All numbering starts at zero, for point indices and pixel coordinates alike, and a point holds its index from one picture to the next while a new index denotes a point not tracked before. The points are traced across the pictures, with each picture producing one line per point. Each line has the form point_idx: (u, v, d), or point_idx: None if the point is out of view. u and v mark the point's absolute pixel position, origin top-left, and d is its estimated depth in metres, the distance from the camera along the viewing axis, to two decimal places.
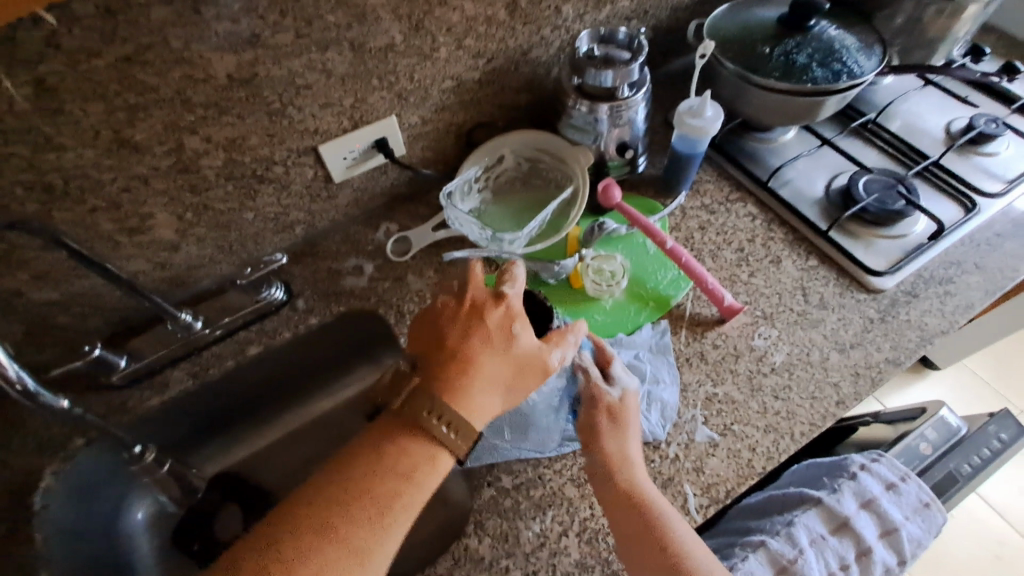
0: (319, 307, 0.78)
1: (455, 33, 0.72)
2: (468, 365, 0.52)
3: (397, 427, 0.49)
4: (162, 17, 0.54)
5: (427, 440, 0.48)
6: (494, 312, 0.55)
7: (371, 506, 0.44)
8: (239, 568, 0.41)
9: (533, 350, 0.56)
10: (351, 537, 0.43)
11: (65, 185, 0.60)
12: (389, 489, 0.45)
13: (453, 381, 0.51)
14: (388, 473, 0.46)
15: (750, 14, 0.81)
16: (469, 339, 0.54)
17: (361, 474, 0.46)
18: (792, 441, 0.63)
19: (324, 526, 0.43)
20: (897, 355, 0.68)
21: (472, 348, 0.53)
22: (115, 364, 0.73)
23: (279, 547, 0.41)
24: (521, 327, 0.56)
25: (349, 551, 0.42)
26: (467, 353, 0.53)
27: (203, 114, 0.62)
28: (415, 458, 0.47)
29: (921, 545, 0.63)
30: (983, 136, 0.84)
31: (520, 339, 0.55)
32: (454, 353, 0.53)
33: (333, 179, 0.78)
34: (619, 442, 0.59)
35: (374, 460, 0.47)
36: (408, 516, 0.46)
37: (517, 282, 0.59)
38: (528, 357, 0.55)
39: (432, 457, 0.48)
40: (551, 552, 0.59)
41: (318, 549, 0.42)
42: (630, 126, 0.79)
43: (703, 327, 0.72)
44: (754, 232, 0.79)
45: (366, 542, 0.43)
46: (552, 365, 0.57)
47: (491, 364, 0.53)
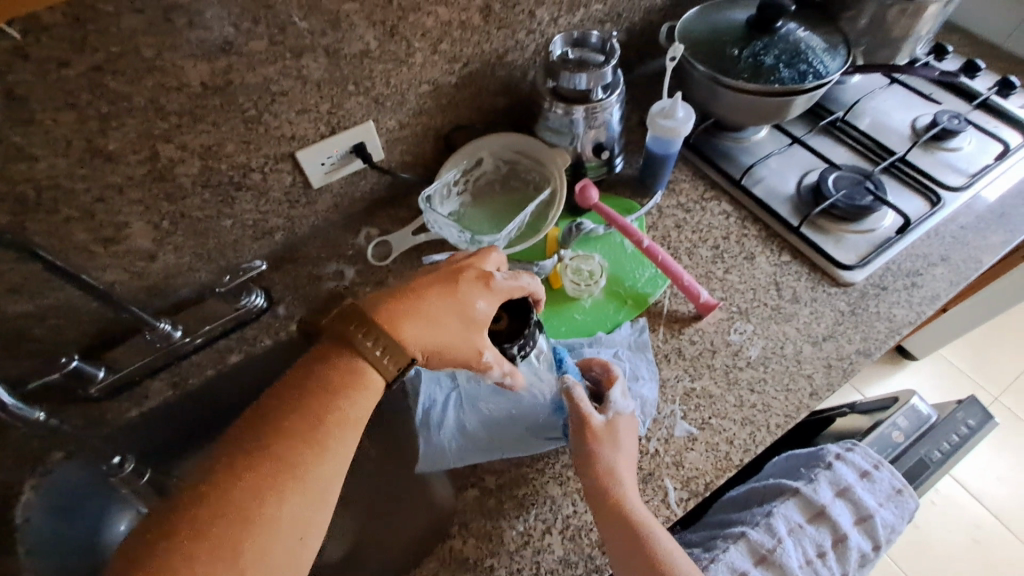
0: (301, 313, 0.79)
1: (430, 38, 0.72)
2: (422, 302, 0.54)
3: (333, 351, 0.51)
4: (133, 25, 0.53)
5: (359, 361, 0.50)
6: (473, 280, 0.57)
7: (306, 424, 0.46)
8: (187, 480, 0.43)
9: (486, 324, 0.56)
10: (287, 456, 0.44)
11: (37, 196, 0.60)
12: (318, 403, 0.47)
13: (400, 309, 0.53)
14: (321, 392, 0.48)
15: (720, 16, 0.83)
16: (438, 287, 0.56)
17: (294, 402, 0.47)
18: (767, 433, 0.65)
19: (259, 453, 0.44)
20: (868, 346, 0.70)
21: (435, 293, 0.55)
22: (93, 376, 0.72)
23: (218, 482, 0.43)
24: (486, 303, 0.57)
25: (279, 459, 0.44)
26: (430, 296, 0.55)
27: (177, 121, 0.62)
28: (346, 377, 0.49)
29: (895, 531, 0.65)
30: (947, 132, 0.87)
31: (480, 307, 0.56)
32: (418, 291, 0.55)
33: (311, 185, 0.78)
34: (610, 462, 0.58)
35: (306, 388, 0.48)
36: (346, 431, 0.48)
37: (513, 277, 0.60)
38: (478, 326, 0.56)
39: (364, 380, 0.50)
40: (535, 550, 0.59)
41: (256, 473, 0.43)
42: (605, 127, 0.81)
43: (680, 324, 0.73)
44: (729, 229, 0.81)
45: (296, 453, 0.45)
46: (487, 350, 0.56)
47: (443, 311, 0.54)
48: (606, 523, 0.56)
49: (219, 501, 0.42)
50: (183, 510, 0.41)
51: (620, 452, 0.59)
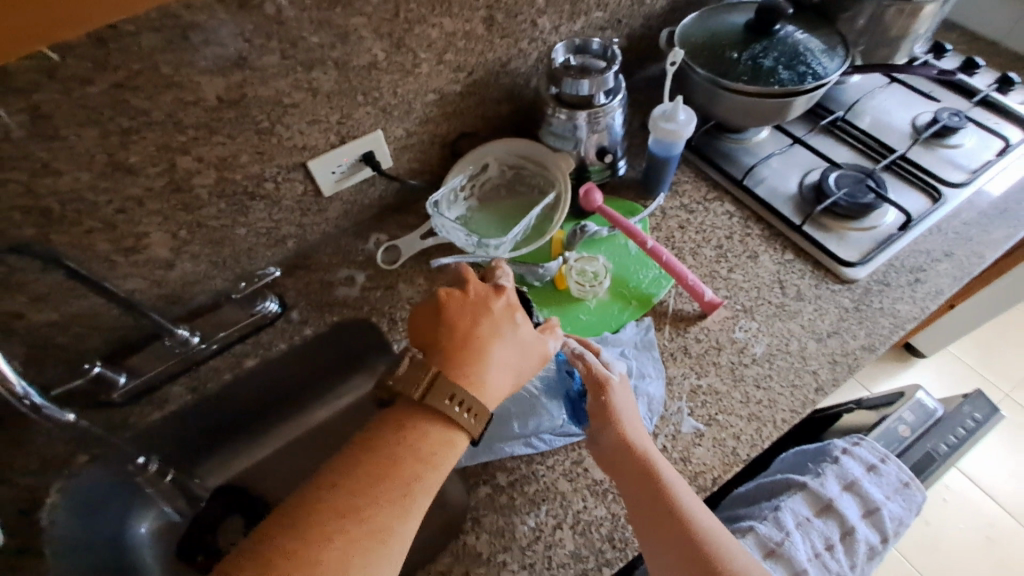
0: (314, 317, 0.81)
1: (435, 48, 0.75)
2: (482, 351, 0.53)
3: (415, 409, 0.49)
4: (152, 44, 0.56)
5: (447, 423, 0.49)
6: (500, 305, 0.57)
7: (397, 486, 0.45)
8: (271, 540, 0.40)
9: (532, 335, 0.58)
10: (377, 520, 0.43)
11: (61, 209, 0.62)
12: (411, 471, 0.45)
13: (469, 366, 0.52)
14: (408, 454, 0.46)
15: (718, 20, 0.85)
16: (481, 329, 0.55)
17: (381, 462, 0.45)
18: (774, 428, 0.66)
19: (351, 514, 0.42)
20: (872, 342, 0.71)
21: (484, 337, 0.54)
22: (115, 381, 0.75)
23: (307, 537, 0.40)
24: (522, 318, 0.58)
25: (373, 528, 0.42)
26: (482, 341, 0.54)
27: (194, 135, 0.65)
28: (431, 438, 0.48)
29: (903, 523, 0.66)
30: (947, 128, 0.88)
31: (521, 324, 0.57)
32: (469, 342, 0.53)
33: (322, 193, 0.80)
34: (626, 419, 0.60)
35: (392, 447, 0.46)
36: (430, 494, 0.46)
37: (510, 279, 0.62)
38: (529, 340, 0.57)
39: (449, 438, 0.49)
40: (546, 544, 0.60)
41: (345, 536, 0.41)
42: (608, 131, 0.82)
43: (685, 322, 0.74)
44: (732, 229, 0.82)
45: (389, 521, 0.43)
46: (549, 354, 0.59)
47: (502, 354, 0.54)
48: (629, 487, 0.57)
49: (306, 563, 0.39)
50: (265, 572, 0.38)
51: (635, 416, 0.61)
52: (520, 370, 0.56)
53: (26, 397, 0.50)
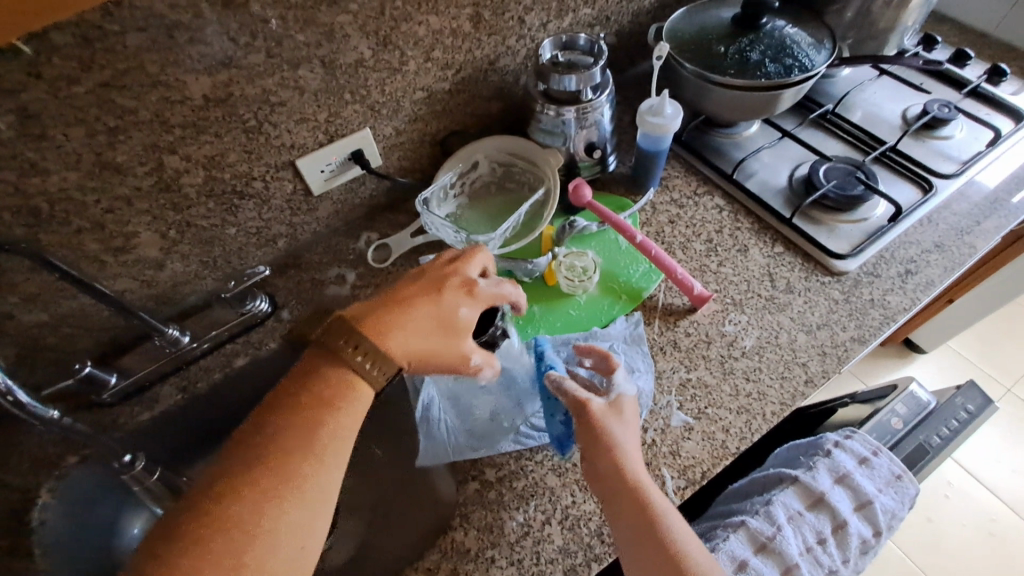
0: (304, 316, 0.81)
1: (422, 46, 0.75)
2: (414, 313, 0.56)
3: (324, 364, 0.52)
4: (137, 43, 0.56)
5: (347, 370, 0.51)
6: (456, 290, 0.59)
7: (305, 438, 0.47)
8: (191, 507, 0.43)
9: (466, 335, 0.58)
10: (287, 473, 0.45)
11: (50, 209, 0.62)
12: (319, 421, 0.48)
13: (395, 320, 0.55)
14: (319, 410, 0.49)
15: (706, 15, 0.85)
16: (427, 298, 0.57)
17: (288, 418, 0.48)
18: (763, 421, 0.65)
19: (260, 468, 0.45)
20: (863, 334, 0.70)
21: (425, 304, 0.56)
22: (105, 381, 0.74)
23: (220, 493, 0.43)
24: (469, 310, 0.59)
25: (284, 477, 0.45)
26: (422, 306, 0.56)
27: (181, 134, 0.65)
28: (339, 390, 0.50)
29: (896, 516, 0.65)
30: (937, 120, 0.88)
31: (464, 318, 0.58)
32: (410, 303, 0.56)
33: (312, 192, 0.80)
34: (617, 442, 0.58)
35: (301, 403, 0.49)
36: (343, 442, 0.49)
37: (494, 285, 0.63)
38: (460, 335, 0.58)
39: (347, 385, 0.51)
40: (535, 540, 0.60)
41: (259, 486, 0.44)
42: (596, 127, 0.82)
43: (675, 316, 0.74)
44: (722, 223, 0.82)
45: (300, 470, 0.46)
46: (467, 361, 0.58)
47: (425, 327, 0.56)
48: (618, 515, 0.55)
49: (221, 517, 0.43)
50: (182, 530, 0.42)
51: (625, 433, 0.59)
52: (435, 353, 0.56)
53: (9, 394, 0.53)
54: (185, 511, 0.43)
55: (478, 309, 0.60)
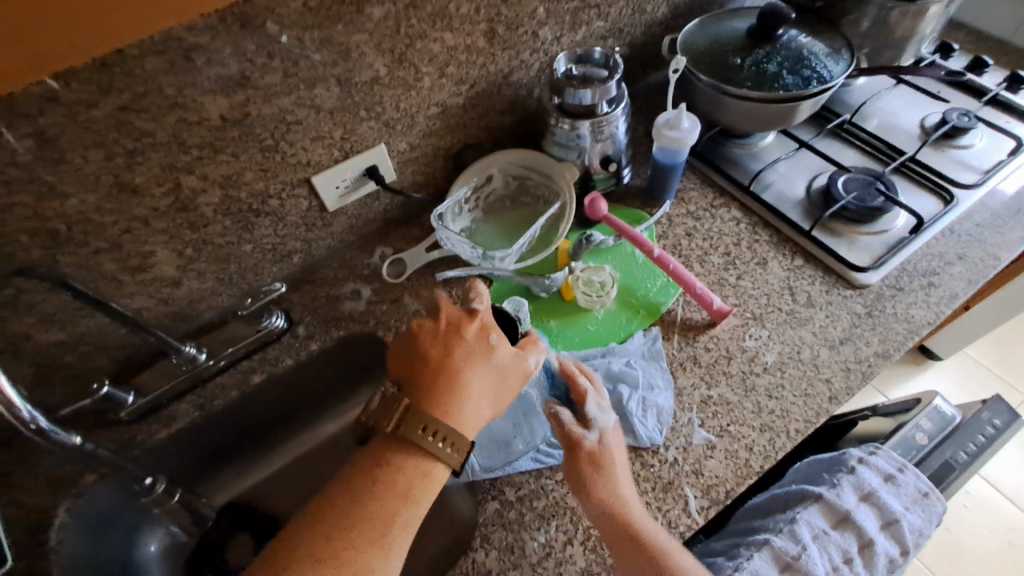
0: (319, 332, 0.80)
1: (437, 62, 0.75)
2: (459, 379, 0.54)
3: (393, 450, 0.49)
4: (155, 66, 0.56)
5: (425, 462, 0.49)
6: (475, 327, 0.57)
7: (374, 530, 0.46)
8: None
9: (511, 356, 0.57)
10: (356, 564, 0.44)
11: (69, 231, 0.62)
12: (388, 511, 0.47)
13: (446, 396, 0.53)
14: (387, 496, 0.47)
15: (720, 26, 0.84)
16: (456, 358, 0.55)
17: (359, 504, 0.46)
18: (787, 439, 0.64)
19: (329, 556, 0.44)
20: (887, 349, 0.69)
21: (458, 365, 0.54)
22: (123, 400, 0.74)
23: None
24: (497, 336, 0.57)
25: (353, 570, 0.44)
26: (458, 370, 0.54)
27: (198, 154, 0.65)
28: (409, 477, 0.49)
29: (923, 534, 0.64)
30: (957, 129, 0.86)
31: (499, 348, 0.57)
32: (442, 374, 0.54)
33: (327, 208, 0.80)
34: (608, 481, 0.58)
35: (374, 488, 0.47)
36: (411, 530, 0.48)
37: (484, 298, 0.61)
38: (508, 362, 0.57)
39: (426, 475, 0.49)
40: (557, 561, 0.60)
41: None
42: (612, 140, 0.82)
43: (694, 332, 0.73)
44: (739, 235, 0.81)
45: (369, 562, 0.45)
46: (530, 369, 0.59)
47: (479, 380, 0.55)
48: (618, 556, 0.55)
49: None
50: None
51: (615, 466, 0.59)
52: (501, 394, 0.57)
53: (32, 421, 0.51)
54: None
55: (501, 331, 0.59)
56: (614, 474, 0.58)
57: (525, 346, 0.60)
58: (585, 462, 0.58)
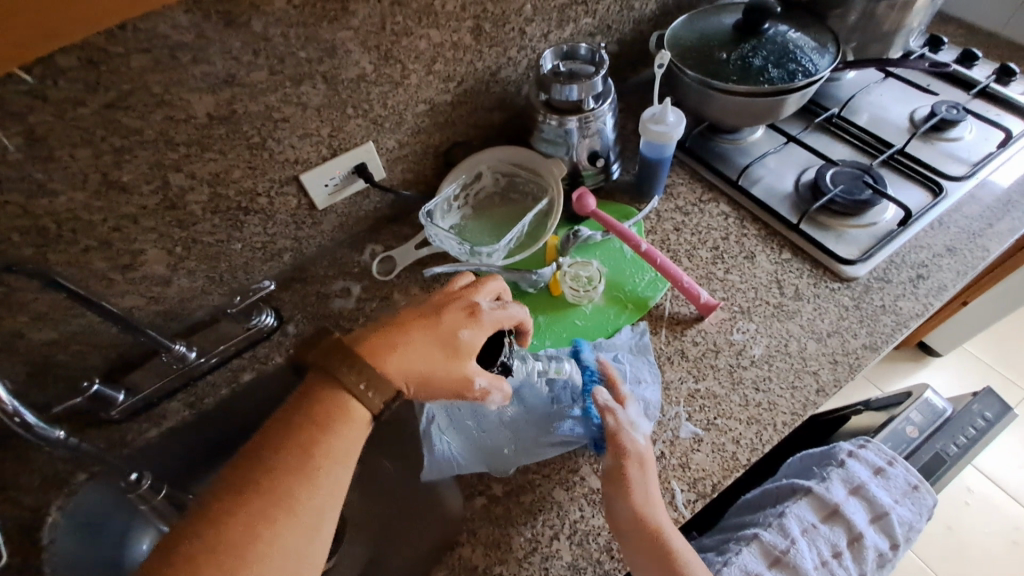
0: (310, 330, 0.81)
1: (424, 60, 0.75)
2: (409, 339, 0.53)
3: (314, 388, 0.49)
4: (141, 64, 0.57)
5: (345, 394, 0.49)
6: (460, 313, 0.56)
7: (294, 460, 0.45)
8: (180, 529, 0.41)
9: (469, 357, 0.54)
10: (278, 495, 0.43)
11: (58, 229, 0.63)
12: (307, 441, 0.46)
13: (388, 346, 0.52)
14: (306, 429, 0.47)
15: (707, 22, 0.85)
16: (424, 325, 0.54)
17: (281, 438, 0.46)
18: (774, 431, 0.64)
19: (249, 490, 0.43)
20: (874, 341, 0.69)
21: (421, 331, 0.54)
22: (114, 399, 0.74)
23: (206, 516, 0.42)
24: (473, 333, 0.55)
25: (275, 501, 0.43)
26: (416, 335, 0.53)
27: (185, 152, 0.66)
28: (330, 409, 0.48)
29: (913, 528, 0.64)
30: (946, 122, 0.86)
31: (466, 343, 0.54)
32: (403, 329, 0.54)
33: (316, 206, 0.81)
34: (646, 481, 0.58)
35: (292, 423, 0.47)
36: (339, 461, 0.47)
37: (500, 305, 0.59)
38: (461, 360, 0.54)
39: (347, 411, 0.48)
40: (543, 556, 0.59)
41: (246, 512, 0.42)
42: (599, 135, 0.82)
43: (682, 326, 0.73)
44: (727, 229, 0.81)
45: (292, 492, 0.44)
46: (472, 385, 0.54)
47: (424, 356, 0.53)
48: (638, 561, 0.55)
49: (214, 541, 0.41)
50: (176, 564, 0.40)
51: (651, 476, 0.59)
52: (431, 386, 0.53)
53: (18, 415, 0.51)
54: (175, 547, 0.41)
55: (484, 331, 0.56)
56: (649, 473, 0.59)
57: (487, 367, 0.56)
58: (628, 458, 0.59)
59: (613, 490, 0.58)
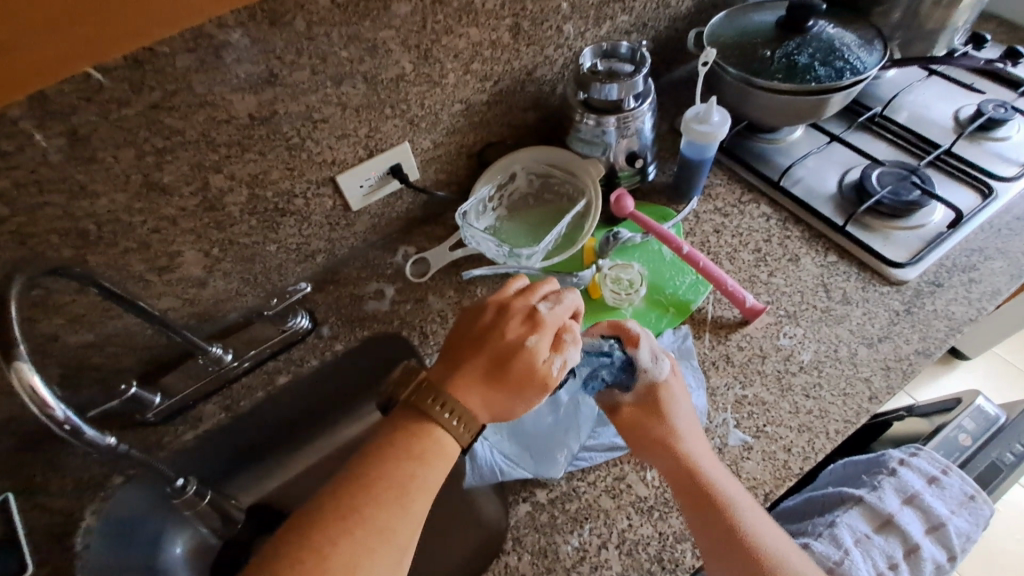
0: (345, 333, 0.79)
1: (462, 59, 0.74)
2: (477, 363, 0.51)
3: (406, 419, 0.49)
4: (186, 64, 0.56)
5: (436, 429, 0.49)
6: (519, 323, 0.54)
7: (391, 491, 0.45)
8: (280, 552, 0.42)
9: (541, 365, 0.52)
10: (376, 525, 0.43)
11: (98, 230, 0.62)
12: (404, 473, 0.46)
13: (460, 375, 0.51)
14: (401, 459, 0.46)
15: (747, 19, 0.83)
16: (487, 346, 0.52)
17: (376, 466, 0.46)
18: (827, 440, 0.62)
19: (350, 519, 0.43)
20: (927, 346, 0.67)
21: (484, 352, 0.52)
22: (150, 402, 0.74)
23: (305, 545, 0.42)
24: (538, 340, 0.53)
25: (372, 532, 0.43)
26: (483, 358, 0.52)
27: (226, 152, 0.65)
28: (423, 441, 0.48)
29: (970, 539, 0.62)
30: (993, 121, 0.84)
31: (535, 352, 0.52)
32: (469, 355, 0.52)
33: (350, 208, 0.80)
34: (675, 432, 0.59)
35: (388, 452, 0.47)
36: (429, 495, 0.46)
37: (558, 303, 0.56)
38: (535, 368, 0.52)
39: (440, 443, 0.48)
40: (592, 566, 0.58)
41: (348, 542, 0.42)
42: (637, 136, 0.81)
43: (726, 330, 0.72)
44: (770, 231, 0.79)
45: (389, 523, 0.44)
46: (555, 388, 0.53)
47: (496, 376, 0.51)
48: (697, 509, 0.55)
49: (314, 570, 0.41)
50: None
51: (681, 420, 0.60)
52: (514, 401, 0.51)
53: (68, 422, 0.49)
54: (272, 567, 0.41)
55: (547, 335, 0.53)
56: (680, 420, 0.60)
57: (564, 359, 0.54)
58: (652, 416, 0.60)
59: (648, 449, 0.60)
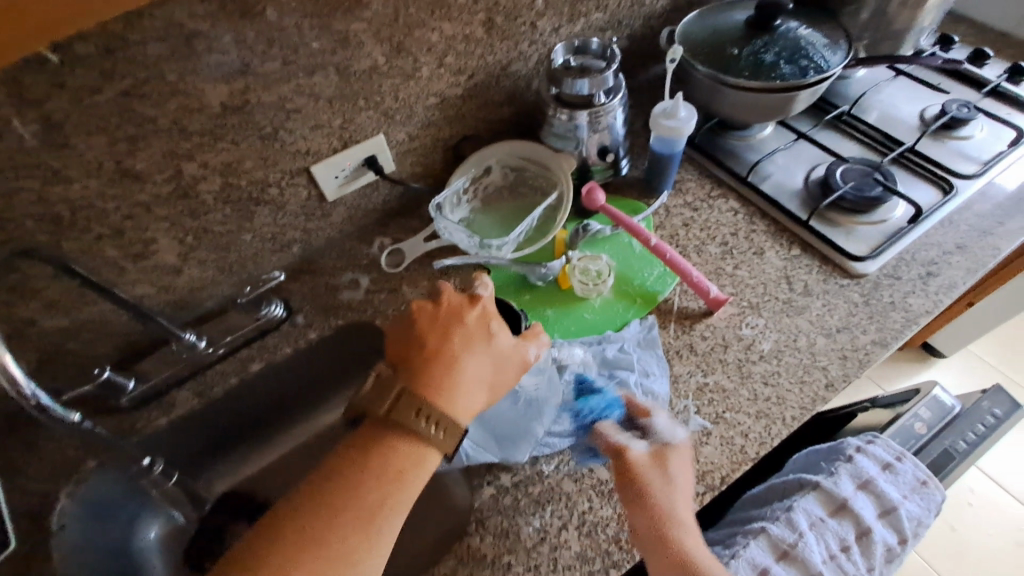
0: (319, 321, 0.81)
1: (435, 52, 0.76)
2: (456, 359, 0.54)
3: (383, 432, 0.49)
4: (158, 52, 0.57)
5: (413, 445, 0.49)
6: (475, 315, 0.57)
7: (361, 514, 0.45)
8: (243, 566, 0.42)
9: (511, 347, 0.58)
10: (343, 548, 0.44)
11: (71, 216, 0.63)
12: (376, 495, 0.46)
13: (444, 375, 0.52)
14: (373, 479, 0.47)
15: (717, 17, 0.85)
16: (455, 341, 0.55)
17: (348, 486, 0.46)
18: (783, 426, 0.64)
19: (314, 540, 0.44)
20: (884, 337, 0.69)
21: (455, 347, 0.54)
22: (124, 386, 0.75)
23: (268, 564, 0.42)
24: (498, 325, 0.58)
25: (339, 554, 0.44)
26: (455, 353, 0.54)
27: (199, 141, 0.66)
28: (399, 459, 0.48)
29: (921, 523, 0.64)
30: (956, 120, 0.86)
31: (500, 336, 0.57)
32: (438, 354, 0.54)
33: (326, 198, 0.81)
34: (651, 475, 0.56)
35: (360, 471, 0.47)
36: (399, 515, 0.47)
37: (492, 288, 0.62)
38: (507, 351, 0.57)
39: (416, 458, 0.49)
40: (551, 546, 0.59)
41: (310, 565, 0.43)
42: (608, 131, 0.82)
43: (691, 320, 0.73)
44: (737, 225, 0.81)
45: (356, 545, 0.44)
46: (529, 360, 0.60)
47: (475, 366, 0.54)
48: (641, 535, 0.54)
49: None
50: None
51: (668, 474, 0.56)
52: (498, 383, 0.56)
53: (35, 398, 0.49)
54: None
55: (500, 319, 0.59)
56: (677, 508, 0.54)
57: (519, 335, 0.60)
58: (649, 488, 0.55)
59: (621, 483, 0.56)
